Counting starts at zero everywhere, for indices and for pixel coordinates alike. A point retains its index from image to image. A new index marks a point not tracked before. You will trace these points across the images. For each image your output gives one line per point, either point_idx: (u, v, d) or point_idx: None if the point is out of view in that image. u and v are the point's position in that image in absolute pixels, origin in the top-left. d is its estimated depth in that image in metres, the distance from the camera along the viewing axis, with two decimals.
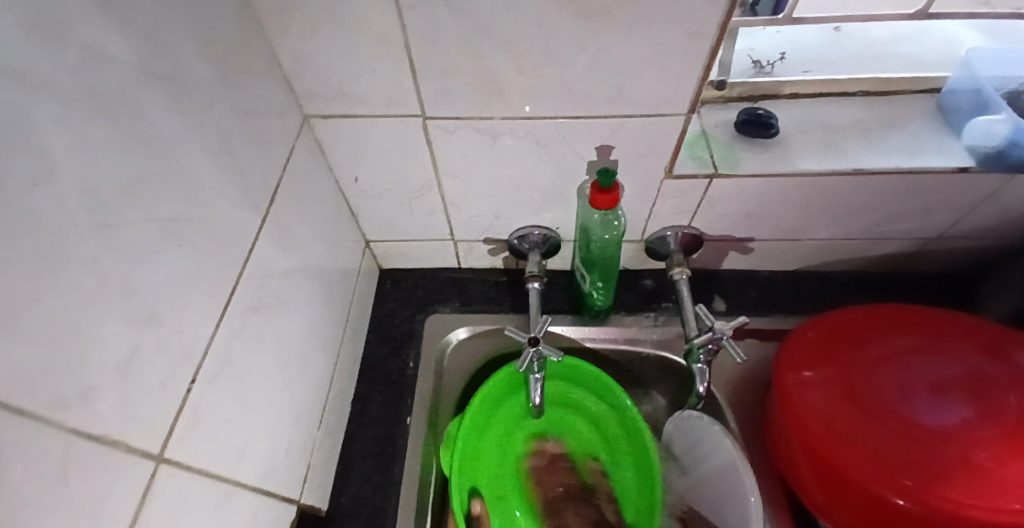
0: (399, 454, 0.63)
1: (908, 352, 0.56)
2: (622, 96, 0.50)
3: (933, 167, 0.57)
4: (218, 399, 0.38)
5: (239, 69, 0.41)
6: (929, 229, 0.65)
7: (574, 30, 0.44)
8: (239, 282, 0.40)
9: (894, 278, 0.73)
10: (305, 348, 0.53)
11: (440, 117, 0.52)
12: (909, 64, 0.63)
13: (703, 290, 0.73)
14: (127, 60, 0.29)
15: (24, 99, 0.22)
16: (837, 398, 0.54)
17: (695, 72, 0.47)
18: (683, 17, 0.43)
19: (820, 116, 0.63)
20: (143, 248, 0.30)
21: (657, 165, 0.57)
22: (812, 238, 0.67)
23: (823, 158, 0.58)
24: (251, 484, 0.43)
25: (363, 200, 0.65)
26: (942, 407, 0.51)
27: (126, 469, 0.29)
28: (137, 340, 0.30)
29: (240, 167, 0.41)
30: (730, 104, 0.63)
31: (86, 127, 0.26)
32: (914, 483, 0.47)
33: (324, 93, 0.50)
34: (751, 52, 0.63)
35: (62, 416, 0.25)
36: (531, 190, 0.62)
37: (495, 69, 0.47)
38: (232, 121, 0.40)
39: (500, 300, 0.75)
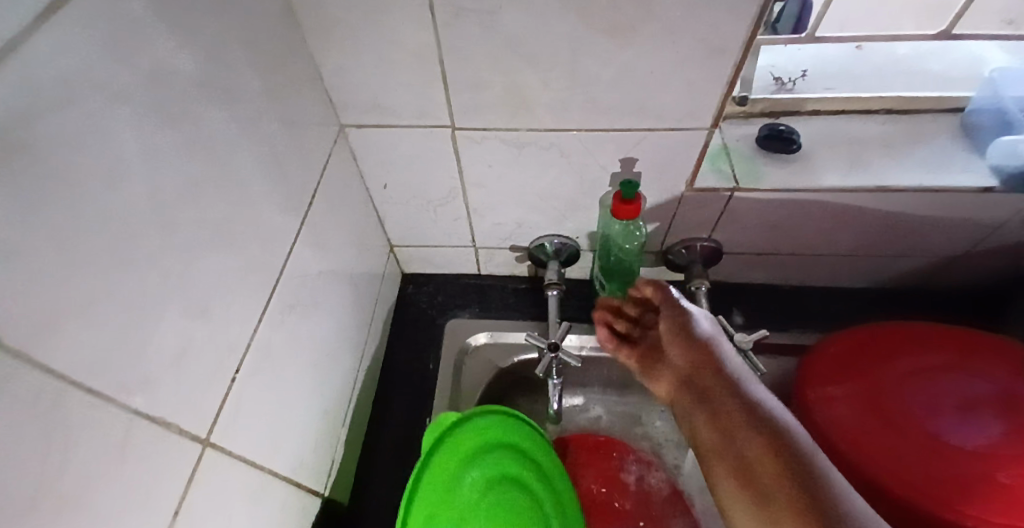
0: (419, 455, 0.64)
1: (934, 369, 0.55)
2: (645, 110, 0.51)
3: (957, 185, 0.57)
4: (257, 391, 0.40)
5: (284, 81, 0.43)
6: (953, 247, 0.65)
7: (599, 46, 0.45)
8: (279, 282, 0.42)
9: (917, 296, 0.72)
10: (334, 347, 0.55)
11: (468, 127, 0.54)
12: (933, 83, 0.64)
13: (722, 304, 0.73)
14: (190, 72, 0.32)
15: (105, 106, 0.25)
16: (861, 414, 0.54)
17: (718, 88, 0.49)
18: (707, 34, 0.44)
19: (844, 130, 0.63)
20: (198, 245, 0.32)
21: (679, 178, 0.58)
22: (835, 253, 0.67)
23: (846, 173, 0.58)
24: (283, 475, 0.45)
25: (390, 206, 0.67)
26: (970, 425, 0.50)
27: (175, 453, 0.31)
28: (191, 331, 0.32)
29: (284, 172, 0.43)
30: (752, 119, 0.64)
31: (155, 133, 0.29)
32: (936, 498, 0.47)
33: (359, 103, 0.53)
34: (771, 68, 0.65)
35: (126, 399, 0.27)
36: (553, 200, 0.63)
37: (524, 83, 0.49)
38: (278, 129, 0.42)
39: (519, 307, 0.77)
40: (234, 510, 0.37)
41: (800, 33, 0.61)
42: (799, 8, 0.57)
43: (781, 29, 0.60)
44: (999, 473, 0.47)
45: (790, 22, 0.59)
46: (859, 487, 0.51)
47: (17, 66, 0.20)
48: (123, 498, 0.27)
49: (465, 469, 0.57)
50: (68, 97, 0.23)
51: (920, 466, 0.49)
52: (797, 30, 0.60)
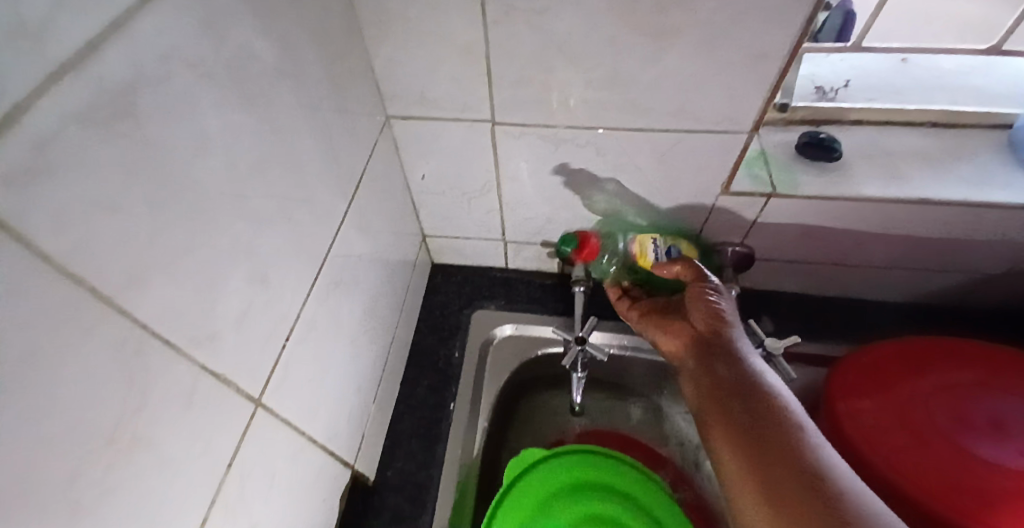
0: (442, 437, 0.66)
1: (969, 386, 0.54)
2: (685, 112, 0.52)
3: (1000, 200, 0.56)
4: (302, 359, 0.42)
5: (342, 71, 0.46)
6: (994, 264, 0.64)
7: (643, 48, 0.47)
8: (326, 260, 0.45)
9: (953, 313, 0.71)
10: (370, 327, 0.58)
11: (508, 122, 0.56)
12: (977, 97, 0.63)
13: (750, 309, 0.73)
14: (266, 59, 0.34)
15: (193, 86, 0.28)
16: (890, 426, 0.53)
17: (762, 93, 0.49)
18: (752, 40, 0.45)
19: (885, 142, 0.62)
20: (263, 219, 0.35)
21: (714, 181, 0.59)
22: (868, 264, 0.67)
23: (886, 184, 0.58)
24: (320, 442, 0.47)
25: (427, 196, 0.69)
26: (1004, 444, 0.49)
27: (232, 407, 0.33)
28: (251, 298, 0.34)
29: (337, 157, 0.46)
30: (791, 127, 0.63)
31: (233, 113, 0.31)
32: (966, 515, 0.47)
33: (406, 96, 0.55)
34: (812, 77, 0.65)
35: (195, 353, 0.30)
36: (587, 197, 0.64)
37: (566, 82, 0.51)
38: (334, 116, 0.45)
39: (544, 301, 0.78)
40: (276, 468, 0.40)
41: (845, 40, 0.64)
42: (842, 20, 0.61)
43: (823, 38, 0.63)
44: None
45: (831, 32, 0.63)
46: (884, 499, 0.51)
47: (118, 43, 0.23)
48: (186, 442, 0.30)
49: (551, 502, 0.63)
50: (160, 75, 0.25)
51: (949, 482, 0.48)
52: (842, 38, 0.64)
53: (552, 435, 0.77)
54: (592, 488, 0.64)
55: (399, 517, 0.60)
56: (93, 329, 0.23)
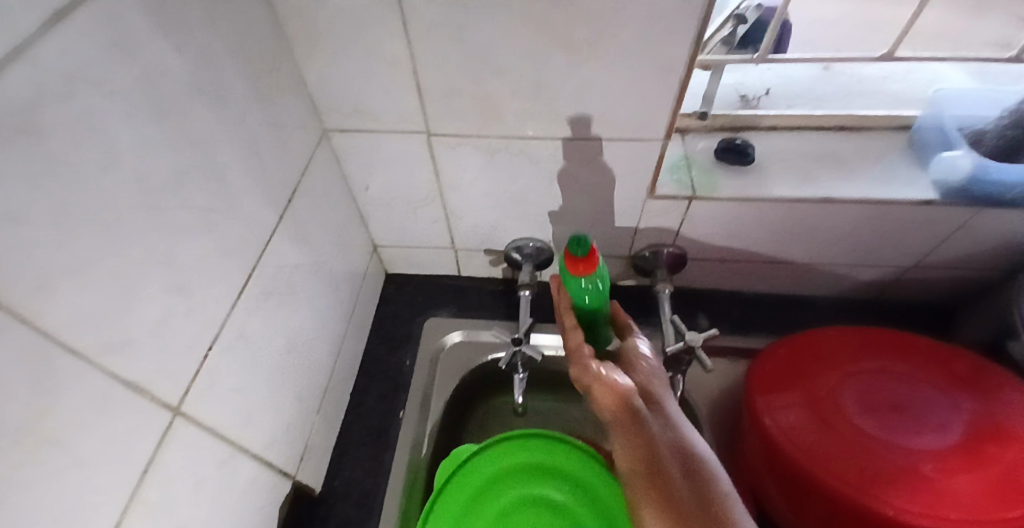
0: (391, 444, 0.67)
1: (870, 371, 0.59)
2: (607, 121, 0.55)
3: (900, 197, 0.60)
4: (231, 367, 0.43)
5: (271, 86, 0.47)
6: (904, 258, 0.68)
7: (560, 61, 0.50)
8: (257, 269, 0.46)
9: (875, 305, 0.76)
10: (311, 336, 0.59)
11: (443, 133, 0.58)
12: (892, 101, 0.68)
13: (687, 308, 0.76)
14: (181, 74, 0.35)
15: (101, 102, 0.29)
16: (802, 412, 0.56)
17: (671, 102, 0.53)
18: (658, 52, 0.48)
19: (800, 146, 0.67)
20: (181, 228, 0.36)
21: (640, 186, 0.62)
22: (794, 262, 0.71)
23: (798, 184, 0.62)
24: (254, 450, 0.48)
25: (372, 207, 0.71)
26: (898, 424, 0.54)
27: (150, 414, 0.34)
28: (170, 305, 0.35)
29: (265, 169, 0.47)
30: (713, 133, 0.68)
31: (146, 126, 0.32)
32: (870, 489, 0.49)
33: (342, 108, 0.57)
34: (737, 86, 0.70)
35: (107, 359, 0.30)
36: (526, 204, 0.67)
37: (493, 94, 0.53)
38: (262, 130, 0.46)
39: (494, 307, 0.80)
40: (203, 476, 0.40)
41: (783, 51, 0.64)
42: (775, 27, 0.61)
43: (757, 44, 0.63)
44: (923, 466, 0.50)
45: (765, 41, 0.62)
46: (801, 485, 0.53)
47: (21, 65, 0.24)
48: (99, 447, 0.30)
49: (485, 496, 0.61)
50: (65, 92, 0.27)
51: (853, 460, 0.51)
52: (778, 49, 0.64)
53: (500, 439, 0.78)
54: (524, 470, 0.63)
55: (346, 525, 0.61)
56: None
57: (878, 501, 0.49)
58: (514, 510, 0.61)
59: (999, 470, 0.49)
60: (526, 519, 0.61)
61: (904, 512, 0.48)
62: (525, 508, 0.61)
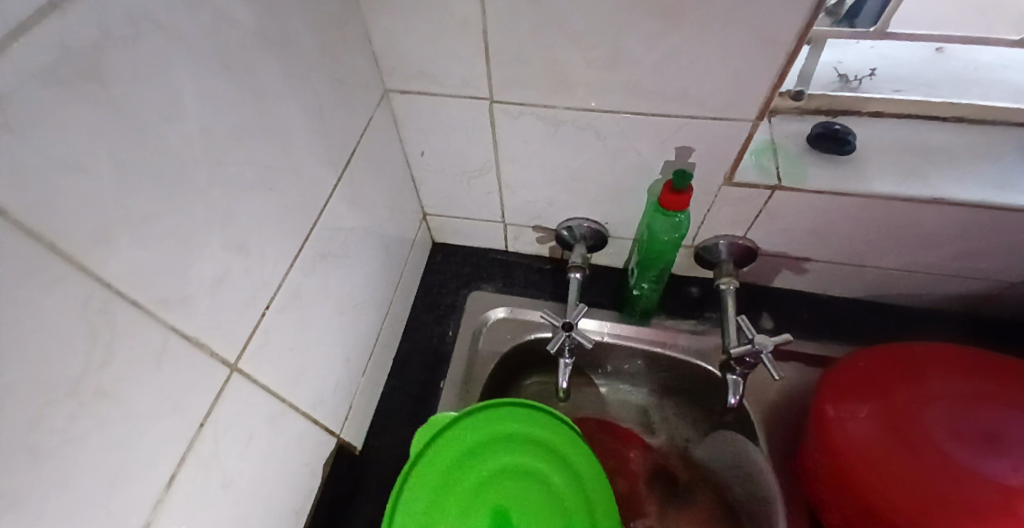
0: (430, 414, 0.67)
1: (965, 393, 0.52)
2: (689, 97, 0.50)
3: (1023, 204, 0.53)
4: (284, 327, 0.43)
5: (336, 41, 0.45)
6: (1012, 273, 0.61)
7: (646, 28, 0.45)
8: (314, 231, 0.45)
9: (966, 320, 0.68)
10: (361, 301, 0.58)
11: (507, 101, 0.55)
12: (1015, 93, 0.59)
13: (750, 306, 0.71)
14: (248, 24, 0.34)
15: (167, 50, 0.28)
16: (878, 431, 0.52)
17: (767, 80, 0.47)
18: (760, 22, 0.43)
19: (903, 137, 0.59)
20: (242, 186, 0.35)
21: (716, 172, 0.57)
22: (880, 267, 0.64)
23: (900, 181, 0.55)
24: (302, 408, 0.48)
25: (427, 174, 0.69)
26: (993, 455, 0.47)
27: (205, 370, 0.34)
28: (228, 263, 0.35)
29: (326, 129, 0.45)
30: (805, 117, 0.61)
31: (211, 78, 0.31)
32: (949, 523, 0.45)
33: (406, 69, 0.54)
34: (836, 64, 0.61)
35: (165, 315, 0.30)
36: (587, 182, 0.63)
37: (567, 62, 0.49)
38: (325, 87, 0.44)
39: (541, 286, 0.78)
40: (253, 431, 0.41)
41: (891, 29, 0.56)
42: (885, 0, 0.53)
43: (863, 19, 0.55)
44: (1020, 506, 0.44)
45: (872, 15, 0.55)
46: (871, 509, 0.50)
47: (85, 3, 0.23)
48: (155, 400, 0.30)
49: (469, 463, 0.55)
50: (131, 35, 0.25)
51: (932, 490, 0.47)
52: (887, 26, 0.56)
53: None
54: (513, 441, 0.57)
55: (382, 487, 0.62)
56: (56, 285, 0.24)
57: None
58: (496, 481, 0.55)
59: None
60: (507, 490, 0.55)
61: None
62: (507, 478, 0.55)
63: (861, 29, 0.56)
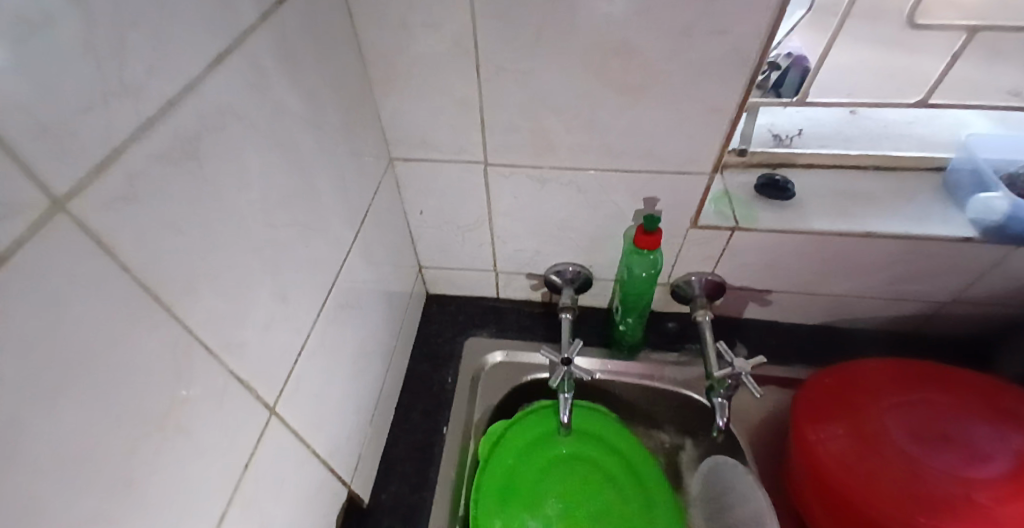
0: (435, 461, 0.69)
1: (912, 401, 0.59)
2: (656, 155, 0.59)
3: (938, 233, 0.63)
4: (311, 374, 0.46)
5: (356, 121, 0.52)
6: (942, 293, 0.70)
7: (616, 101, 0.54)
8: (335, 284, 0.50)
9: (911, 338, 0.77)
10: (370, 349, 0.62)
11: (499, 164, 0.63)
12: (919, 145, 0.71)
13: (724, 336, 0.78)
14: (296, 110, 0.40)
15: (241, 132, 0.33)
16: (850, 442, 0.56)
17: (717, 140, 0.56)
18: (707, 96, 0.53)
19: (835, 183, 0.70)
20: (286, 244, 0.40)
21: (684, 217, 0.65)
22: (832, 295, 0.73)
23: (837, 219, 0.65)
24: (321, 455, 0.51)
25: (424, 230, 0.75)
26: (945, 453, 0.54)
27: (252, 412, 0.37)
28: (273, 313, 0.39)
29: (346, 193, 0.51)
30: (751, 168, 0.71)
31: (269, 154, 0.37)
32: (926, 519, 0.50)
33: (409, 140, 0.62)
34: (769, 126, 0.73)
35: (226, 359, 0.34)
36: (571, 230, 0.70)
37: (551, 129, 0.58)
38: (347, 158, 0.51)
39: (533, 329, 0.83)
40: (284, 475, 0.43)
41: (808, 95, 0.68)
42: (799, 77, 0.65)
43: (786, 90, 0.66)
44: (977, 495, 0.50)
45: (791, 87, 0.66)
46: (854, 515, 0.53)
47: (189, 100, 0.28)
48: (216, 438, 0.33)
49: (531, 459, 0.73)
50: (219, 122, 0.31)
51: (906, 489, 0.52)
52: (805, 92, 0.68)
53: None
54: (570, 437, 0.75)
55: None
56: (155, 330, 0.28)
57: None
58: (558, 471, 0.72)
59: None
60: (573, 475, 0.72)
61: None
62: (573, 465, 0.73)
63: (785, 98, 0.67)
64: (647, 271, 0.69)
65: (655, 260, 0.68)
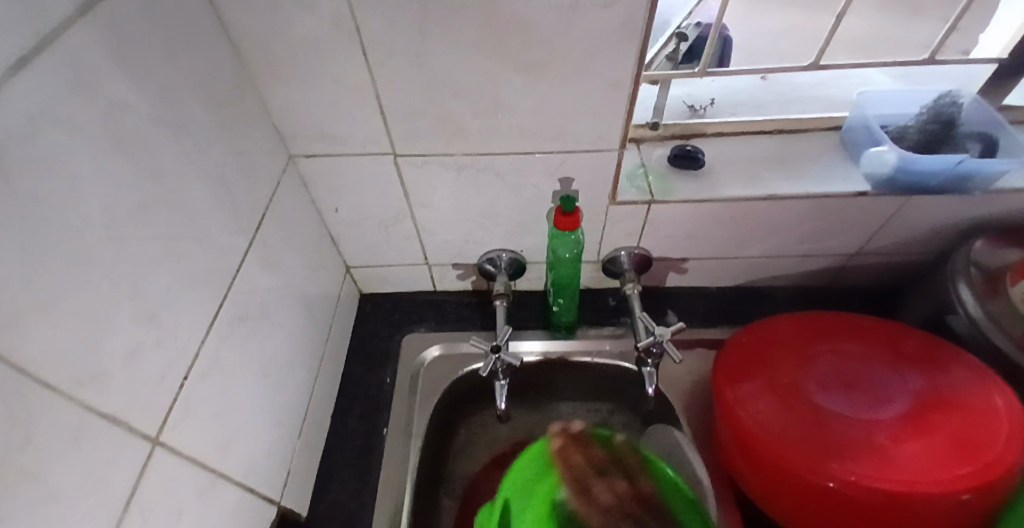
0: (374, 464, 0.67)
1: (822, 353, 0.62)
2: (564, 134, 0.58)
3: (837, 190, 0.65)
4: (206, 395, 0.43)
5: (235, 118, 0.49)
6: (849, 247, 0.73)
7: (515, 81, 0.53)
8: (228, 295, 0.47)
9: (828, 292, 0.80)
10: (287, 359, 0.59)
11: (409, 153, 0.60)
12: (827, 106, 0.74)
13: (655, 306, 0.79)
14: (145, 111, 0.36)
15: (67, 141, 0.30)
16: (767, 399, 0.58)
17: (622, 114, 0.56)
18: (604, 70, 0.52)
19: (744, 149, 0.71)
20: (148, 259, 0.36)
21: (601, 193, 0.65)
22: (752, 257, 0.75)
23: (746, 184, 0.66)
24: (234, 478, 0.48)
25: (343, 229, 0.72)
26: (851, 399, 0.57)
27: (125, 445, 0.34)
28: (141, 336, 0.36)
29: (233, 197, 0.48)
30: (666, 140, 0.72)
31: (111, 162, 0.33)
32: (838, 465, 0.52)
33: (309, 135, 0.58)
34: (684, 98, 0.74)
35: (81, 392, 0.31)
36: (494, 217, 0.69)
37: (455, 114, 0.56)
38: (228, 158, 0.47)
39: (471, 319, 0.82)
40: (184, 506, 0.40)
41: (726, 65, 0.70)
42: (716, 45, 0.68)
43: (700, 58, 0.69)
44: (878, 437, 0.54)
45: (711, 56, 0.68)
46: (774, 469, 0.55)
47: None
48: (78, 478, 0.30)
49: None
50: (33, 132, 0.27)
51: (819, 439, 0.54)
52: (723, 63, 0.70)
53: (485, 449, 0.79)
54: None
55: None
56: None
57: (848, 475, 0.51)
58: None
59: (942, 434, 0.53)
60: None
61: (868, 482, 0.51)
62: None
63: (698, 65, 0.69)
64: (568, 248, 0.69)
65: (576, 239, 0.68)
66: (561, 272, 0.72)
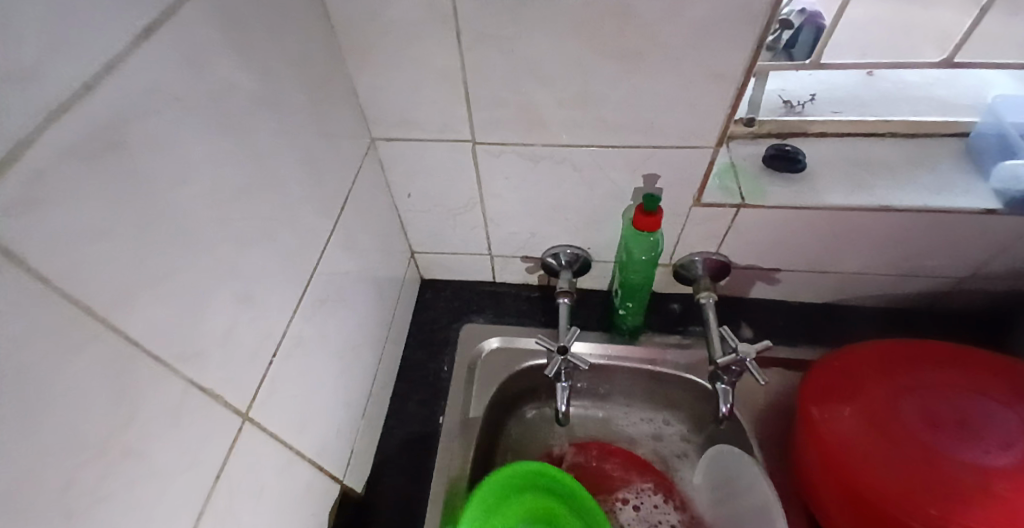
0: (432, 451, 0.67)
1: (930, 384, 0.55)
2: (654, 129, 0.55)
3: (960, 206, 0.58)
4: (289, 374, 0.44)
5: (325, 99, 0.48)
6: (959, 269, 0.66)
7: (609, 70, 0.50)
8: (312, 277, 0.47)
9: (927, 315, 0.73)
10: (357, 342, 0.59)
11: (488, 142, 0.59)
12: (940, 107, 0.66)
13: (729, 316, 0.75)
14: (248, 89, 0.36)
15: (180, 117, 0.30)
16: (862, 428, 0.53)
17: (723, 109, 0.52)
18: (708, 60, 0.48)
19: (848, 153, 0.65)
20: (245, 238, 0.37)
21: (686, 193, 0.61)
22: (843, 272, 0.69)
23: (849, 192, 0.61)
24: (308, 455, 0.48)
25: (412, 215, 0.71)
26: (965, 440, 0.51)
27: (218, 421, 0.35)
28: (236, 314, 0.36)
29: (320, 178, 0.48)
30: (758, 139, 0.66)
31: (217, 139, 0.33)
32: (938, 512, 0.47)
33: (389, 118, 0.57)
34: (780, 92, 0.68)
35: (182, 367, 0.31)
36: (567, 211, 0.66)
37: (541, 103, 0.53)
38: (316, 140, 0.47)
39: (532, 313, 0.80)
40: (264, 481, 0.41)
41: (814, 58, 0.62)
42: (812, 36, 0.60)
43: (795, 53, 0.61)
44: (996, 486, 0.47)
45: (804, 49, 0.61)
46: (863, 505, 0.51)
47: (110, 82, 0.25)
48: (177, 451, 0.31)
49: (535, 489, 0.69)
50: (150, 108, 0.27)
51: (920, 480, 0.49)
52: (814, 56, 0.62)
53: (538, 447, 0.78)
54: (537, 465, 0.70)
55: None
56: (90, 342, 0.24)
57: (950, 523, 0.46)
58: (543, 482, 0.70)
59: None
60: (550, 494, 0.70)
61: None
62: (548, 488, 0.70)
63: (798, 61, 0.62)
64: (642, 249, 0.65)
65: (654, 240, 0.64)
66: (631, 273, 0.69)
